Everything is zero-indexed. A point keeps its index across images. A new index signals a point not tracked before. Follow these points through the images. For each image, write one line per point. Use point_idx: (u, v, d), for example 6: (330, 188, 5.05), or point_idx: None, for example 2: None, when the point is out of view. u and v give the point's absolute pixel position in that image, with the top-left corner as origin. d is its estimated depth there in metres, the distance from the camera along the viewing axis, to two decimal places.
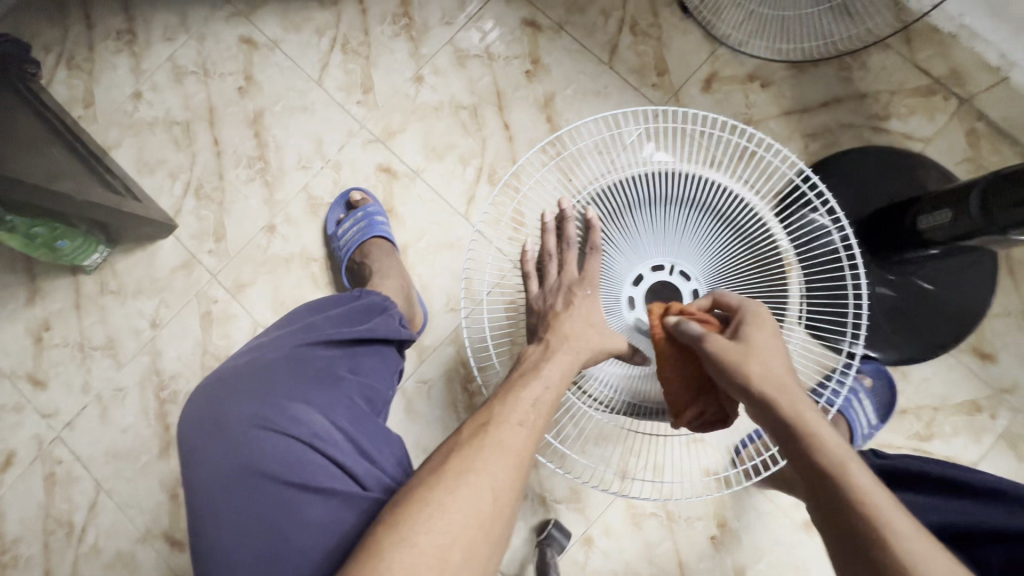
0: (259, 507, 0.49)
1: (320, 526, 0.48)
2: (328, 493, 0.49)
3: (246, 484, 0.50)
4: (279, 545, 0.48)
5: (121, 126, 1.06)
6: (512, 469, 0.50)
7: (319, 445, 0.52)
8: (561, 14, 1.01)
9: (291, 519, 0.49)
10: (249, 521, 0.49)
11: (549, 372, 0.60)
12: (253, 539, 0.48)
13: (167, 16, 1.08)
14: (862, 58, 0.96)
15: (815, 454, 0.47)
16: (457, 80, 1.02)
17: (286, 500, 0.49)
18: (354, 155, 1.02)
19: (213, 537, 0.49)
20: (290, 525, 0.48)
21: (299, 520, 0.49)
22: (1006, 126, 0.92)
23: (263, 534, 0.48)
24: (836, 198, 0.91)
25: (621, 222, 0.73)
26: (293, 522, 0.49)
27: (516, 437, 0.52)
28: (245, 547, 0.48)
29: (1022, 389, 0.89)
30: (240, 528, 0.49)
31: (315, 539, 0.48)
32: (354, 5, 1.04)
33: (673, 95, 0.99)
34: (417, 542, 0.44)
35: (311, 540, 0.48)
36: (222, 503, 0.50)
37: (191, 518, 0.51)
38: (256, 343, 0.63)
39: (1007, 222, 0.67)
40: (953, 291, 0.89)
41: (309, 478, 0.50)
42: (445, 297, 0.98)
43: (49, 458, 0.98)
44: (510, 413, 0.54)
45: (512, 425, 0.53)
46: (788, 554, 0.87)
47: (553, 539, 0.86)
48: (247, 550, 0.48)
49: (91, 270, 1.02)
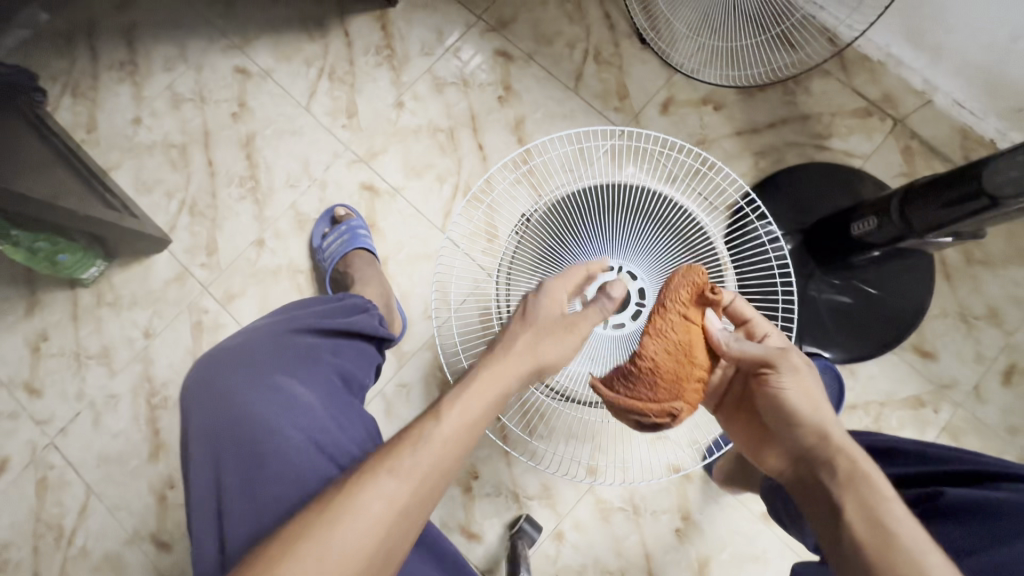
0: (231, 465, 0.54)
1: (291, 486, 0.53)
2: (290, 457, 0.54)
3: (224, 443, 0.55)
4: (251, 502, 0.53)
5: (121, 149, 1.13)
6: (442, 464, 0.51)
7: (298, 414, 0.57)
8: (531, 45, 1.10)
9: (254, 479, 0.53)
10: (227, 480, 0.54)
11: (464, 404, 0.55)
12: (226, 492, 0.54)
13: (167, 48, 1.16)
14: (805, 84, 1.05)
15: (839, 456, 0.50)
16: (435, 105, 1.10)
17: (252, 460, 0.54)
18: (339, 175, 1.09)
19: (199, 491, 0.55)
20: (262, 485, 0.53)
21: (270, 481, 0.53)
22: (936, 144, 1.01)
23: (232, 488, 0.54)
24: (782, 210, 0.99)
25: (574, 228, 0.81)
26: (265, 483, 0.53)
27: (400, 484, 0.48)
28: (224, 502, 0.54)
29: (961, 384, 0.96)
30: (219, 486, 0.54)
31: (276, 499, 0.53)
32: (341, 38, 1.13)
33: (633, 118, 1.07)
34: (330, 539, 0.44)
35: (280, 499, 0.53)
36: (207, 461, 0.55)
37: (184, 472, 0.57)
38: (249, 329, 0.69)
39: (924, 224, 0.74)
40: (896, 295, 0.96)
41: (275, 443, 0.55)
42: (422, 305, 1.04)
43: (42, 464, 1.02)
44: (405, 456, 0.49)
45: (377, 474, 0.48)
46: (748, 543, 0.93)
47: (524, 533, 0.90)
48: (225, 504, 0.53)
49: (88, 283, 1.07)
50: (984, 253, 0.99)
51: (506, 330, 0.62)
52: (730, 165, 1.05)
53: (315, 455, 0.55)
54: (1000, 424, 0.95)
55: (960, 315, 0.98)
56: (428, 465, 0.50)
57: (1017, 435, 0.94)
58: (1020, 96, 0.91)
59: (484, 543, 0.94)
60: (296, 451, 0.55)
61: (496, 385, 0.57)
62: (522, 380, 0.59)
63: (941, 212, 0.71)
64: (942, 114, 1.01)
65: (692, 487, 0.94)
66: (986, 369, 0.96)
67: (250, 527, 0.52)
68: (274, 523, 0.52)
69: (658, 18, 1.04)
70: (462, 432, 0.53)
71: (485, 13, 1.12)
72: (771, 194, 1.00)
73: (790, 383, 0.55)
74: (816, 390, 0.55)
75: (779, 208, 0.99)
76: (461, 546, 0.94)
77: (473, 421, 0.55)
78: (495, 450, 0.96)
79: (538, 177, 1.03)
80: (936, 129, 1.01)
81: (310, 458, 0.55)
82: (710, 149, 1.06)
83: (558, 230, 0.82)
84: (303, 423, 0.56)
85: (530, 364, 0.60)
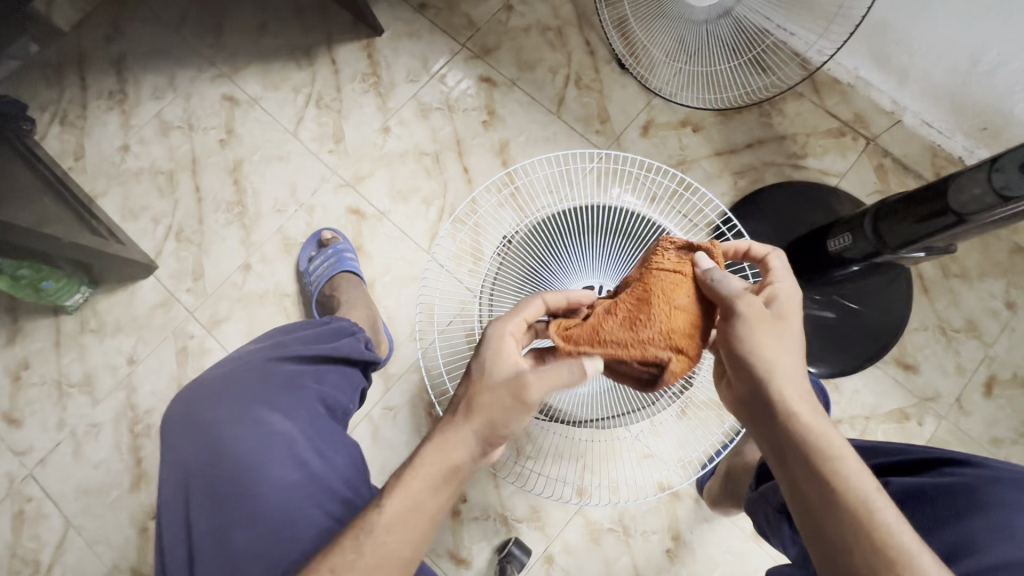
0: (207, 516, 0.54)
1: (270, 523, 0.52)
2: (266, 501, 0.53)
3: (197, 492, 0.55)
4: (228, 543, 0.52)
5: (108, 177, 1.14)
6: (416, 524, 0.49)
7: (279, 447, 0.56)
8: (514, 71, 1.13)
9: (229, 529, 0.53)
10: (205, 522, 0.54)
11: (409, 482, 0.50)
12: (203, 542, 0.53)
13: (156, 77, 1.18)
14: (780, 106, 1.08)
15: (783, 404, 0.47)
16: (421, 130, 1.12)
17: (225, 510, 0.53)
18: (327, 199, 1.11)
19: (175, 531, 0.55)
20: (239, 524, 0.53)
21: (247, 518, 0.53)
22: (908, 162, 1.04)
23: (210, 534, 0.53)
24: (761, 228, 1.01)
25: (556, 248, 0.82)
26: (242, 523, 0.53)
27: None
28: (198, 541, 0.53)
29: (944, 397, 0.97)
30: (194, 523, 0.54)
31: (251, 547, 0.52)
32: (328, 65, 1.16)
33: (614, 140, 1.10)
34: None
35: (255, 537, 0.52)
36: (183, 501, 0.56)
37: (161, 511, 0.57)
38: (236, 357, 0.69)
39: (897, 240, 0.76)
40: (876, 309, 0.97)
41: (251, 490, 0.54)
42: (408, 327, 1.04)
43: (20, 496, 1.00)
44: (348, 551, 0.47)
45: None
46: (740, 563, 0.92)
47: (513, 556, 0.90)
48: (198, 545, 0.53)
49: (72, 310, 1.07)
50: (960, 266, 1.01)
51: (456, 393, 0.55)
52: (710, 185, 1.08)
53: (293, 490, 0.54)
54: (984, 436, 0.95)
55: (940, 328, 1.00)
56: (377, 555, 0.47)
57: (1001, 446, 0.95)
58: (982, 117, 0.94)
59: (473, 568, 0.93)
60: (274, 486, 0.54)
61: (444, 457, 0.51)
62: (484, 442, 0.52)
63: (913, 227, 0.73)
64: (911, 134, 1.04)
65: (682, 506, 0.93)
66: (967, 381, 0.97)
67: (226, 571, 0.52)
68: (251, 563, 0.52)
69: (636, 44, 1.08)
70: (411, 514, 0.49)
71: (469, 41, 1.15)
72: (750, 213, 1.02)
73: (746, 334, 0.50)
74: (768, 333, 0.50)
75: (759, 226, 1.01)
76: (449, 572, 0.93)
77: (421, 500, 0.49)
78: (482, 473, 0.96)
79: (523, 198, 1.04)
80: (907, 148, 1.04)
81: (289, 491, 0.54)
82: (690, 169, 1.08)
83: (539, 251, 0.83)
84: (285, 456, 0.56)
85: (478, 421, 0.52)
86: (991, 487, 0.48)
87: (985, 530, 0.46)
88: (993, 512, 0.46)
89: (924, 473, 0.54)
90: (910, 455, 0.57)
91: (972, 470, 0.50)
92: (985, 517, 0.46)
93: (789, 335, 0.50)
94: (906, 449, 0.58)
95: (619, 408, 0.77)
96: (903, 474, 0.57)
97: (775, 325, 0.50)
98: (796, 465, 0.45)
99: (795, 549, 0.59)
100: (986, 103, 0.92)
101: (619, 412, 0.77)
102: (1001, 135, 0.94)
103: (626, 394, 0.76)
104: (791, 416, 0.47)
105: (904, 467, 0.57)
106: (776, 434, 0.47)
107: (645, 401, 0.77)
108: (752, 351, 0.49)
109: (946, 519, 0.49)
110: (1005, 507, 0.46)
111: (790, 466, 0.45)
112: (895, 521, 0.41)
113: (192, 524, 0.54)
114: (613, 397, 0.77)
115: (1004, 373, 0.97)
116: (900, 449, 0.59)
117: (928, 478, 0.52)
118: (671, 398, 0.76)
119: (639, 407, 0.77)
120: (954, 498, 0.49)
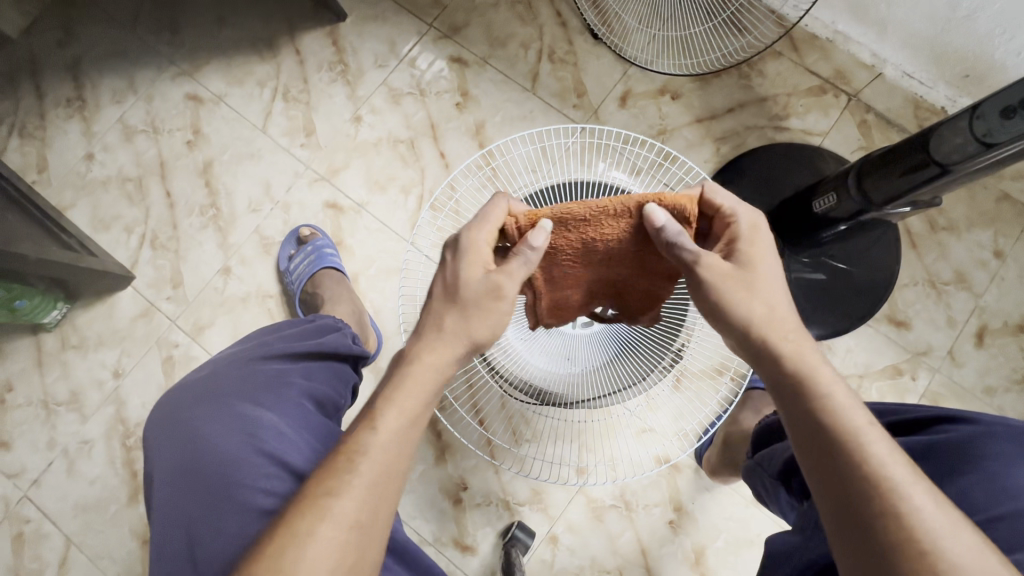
0: (203, 499, 0.52)
1: (259, 509, 0.51)
2: (258, 488, 0.52)
3: (187, 480, 0.53)
4: (222, 531, 0.51)
5: (75, 188, 1.11)
6: (401, 443, 0.49)
7: (264, 437, 0.55)
8: (484, 49, 1.10)
9: (220, 512, 0.51)
10: (194, 513, 0.52)
11: (401, 401, 0.50)
12: (192, 530, 0.51)
13: (114, 80, 1.13)
14: (759, 67, 1.06)
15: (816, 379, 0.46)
16: (394, 117, 1.09)
17: (217, 495, 0.52)
18: (303, 195, 1.08)
19: (164, 526, 0.53)
20: (232, 513, 0.51)
21: (239, 506, 0.51)
22: (891, 116, 1.02)
23: (200, 521, 0.51)
24: (747, 194, 0.99)
25: None
26: (232, 510, 0.51)
27: (349, 504, 0.44)
28: (189, 534, 0.51)
29: (936, 350, 0.97)
30: (182, 513, 0.52)
31: (244, 526, 0.51)
32: (292, 56, 1.12)
33: (592, 113, 1.07)
34: (318, 533, 0.42)
35: (250, 523, 0.51)
36: (169, 497, 0.53)
37: (150, 511, 0.55)
38: (214, 360, 0.67)
39: (882, 196, 0.74)
40: (866, 267, 0.96)
41: (243, 477, 0.52)
42: (396, 321, 1.03)
43: (17, 518, 0.99)
44: (346, 471, 0.45)
45: (316, 499, 0.44)
46: (742, 529, 0.92)
47: (517, 540, 0.89)
48: (186, 539, 0.51)
49: (51, 328, 1.04)
50: (947, 219, 1.00)
51: (431, 309, 0.56)
52: (692, 154, 1.05)
53: (285, 478, 0.53)
54: (977, 386, 0.96)
55: (929, 283, 0.99)
56: (375, 477, 0.46)
57: (994, 394, 0.95)
58: (965, 64, 0.92)
59: (478, 554, 0.93)
60: (268, 478, 0.53)
61: (436, 372, 0.53)
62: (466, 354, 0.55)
63: (897, 180, 0.71)
64: (893, 87, 1.03)
65: (682, 477, 0.94)
66: (959, 333, 0.97)
67: (216, 560, 0.50)
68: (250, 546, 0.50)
69: (608, 13, 1.06)
70: (407, 432, 0.50)
71: (436, 20, 1.11)
72: (734, 178, 1.00)
73: (726, 285, 0.52)
74: (773, 286, 0.53)
75: (744, 191, 1.00)
76: (455, 559, 0.93)
77: (416, 416, 0.51)
78: (481, 459, 0.96)
79: (502, 179, 1.04)
80: (889, 101, 1.03)
81: (279, 477, 0.53)
82: (671, 138, 1.06)
83: None
84: (271, 446, 0.54)
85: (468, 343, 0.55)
86: (983, 441, 0.47)
87: (978, 486, 0.46)
88: (983, 468, 0.46)
89: (917, 433, 0.54)
90: (899, 416, 0.57)
91: (966, 426, 0.49)
92: (979, 471, 0.46)
93: (757, 281, 0.52)
94: (891, 409, 0.58)
95: (612, 385, 0.78)
96: (895, 434, 0.56)
97: (739, 278, 0.52)
98: (819, 437, 0.43)
99: (793, 515, 0.59)
100: (968, 49, 0.89)
101: (612, 390, 0.79)
102: (984, 81, 0.92)
103: (617, 370, 0.77)
104: (824, 387, 0.45)
105: (894, 428, 0.56)
106: (808, 413, 0.44)
107: (635, 377, 0.78)
108: (721, 308, 0.52)
109: (939, 480, 0.48)
110: (998, 461, 0.46)
111: (829, 424, 0.43)
112: (930, 504, 0.38)
113: (187, 520, 0.52)
114: (605, 374, 0.78)
115: (995, 322, 0.97)
116: (898, 409, 0.59)
117: (918, 438, 0.52)
118: (662, 371, 0.78)
119: (630, 384, 0.78)
120: (945, 455, 0.49)
